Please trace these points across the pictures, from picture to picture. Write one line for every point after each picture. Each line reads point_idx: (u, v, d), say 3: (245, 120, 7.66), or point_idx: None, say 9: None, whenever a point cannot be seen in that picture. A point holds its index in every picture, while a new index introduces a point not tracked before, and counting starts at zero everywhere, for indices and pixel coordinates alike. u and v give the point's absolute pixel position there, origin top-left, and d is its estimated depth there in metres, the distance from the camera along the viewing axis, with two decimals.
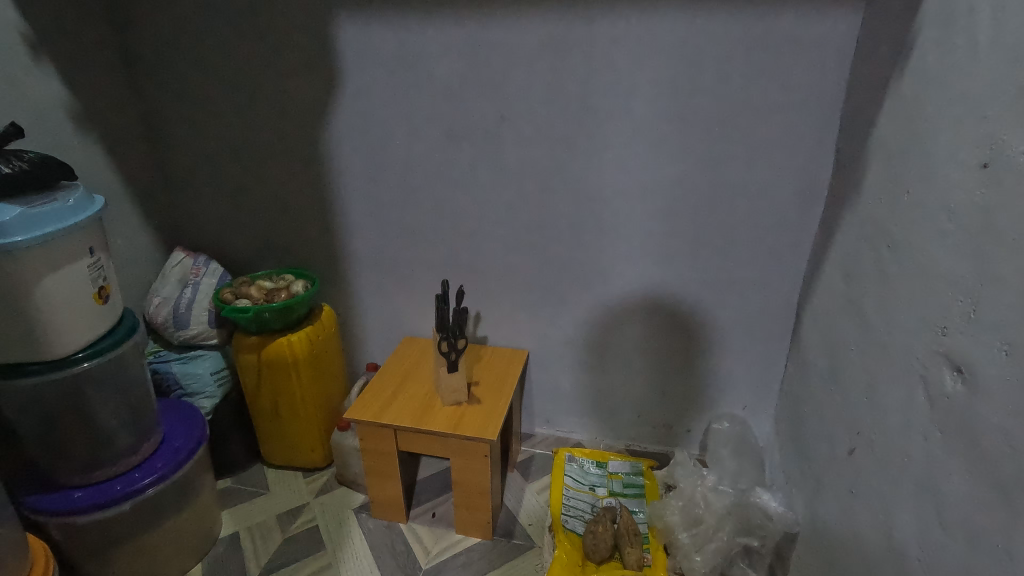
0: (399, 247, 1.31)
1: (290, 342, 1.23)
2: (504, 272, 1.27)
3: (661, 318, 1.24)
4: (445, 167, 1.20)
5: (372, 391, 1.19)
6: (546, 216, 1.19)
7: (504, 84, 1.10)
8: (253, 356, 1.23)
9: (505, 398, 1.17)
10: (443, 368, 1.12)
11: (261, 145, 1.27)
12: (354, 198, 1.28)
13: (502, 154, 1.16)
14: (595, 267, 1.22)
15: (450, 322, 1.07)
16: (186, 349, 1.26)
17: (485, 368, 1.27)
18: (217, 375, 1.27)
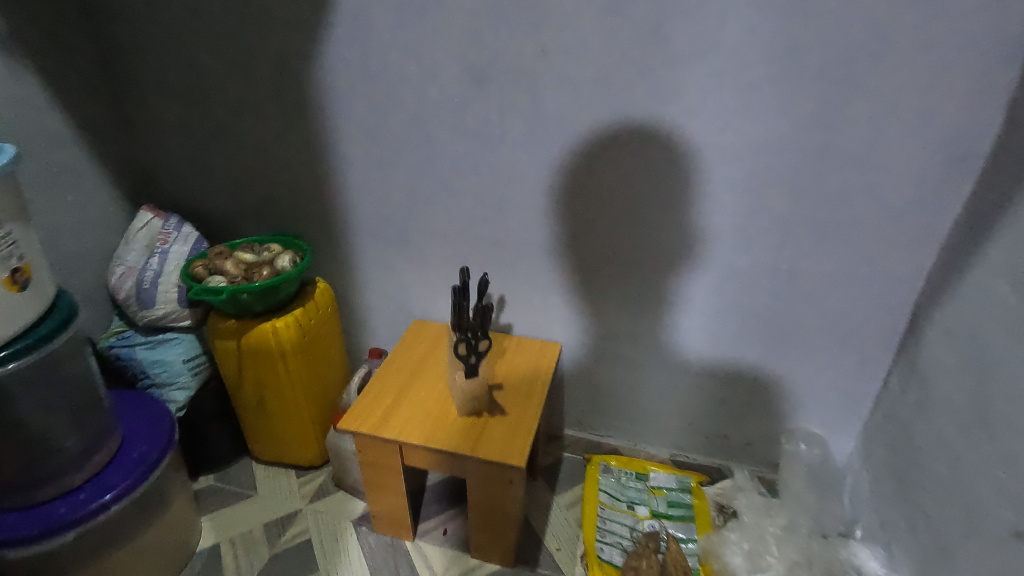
0: (409, 217, 1.07)
1: (275, 328, 1.01)
2: (538, 251, 1.03)
3: (733, 317, 1.00)
4: (467, 117, 0.94)
5: (373, 392, 0.98)
6: (596, 184, 0.94)
7: (547, 4, 0.82)
8: (232, 343, 1.02)
9: (535, 410, 0.95)
10: (459, 372, 0.90)
11: (238, 82, 1.01)
12: (354, 152, 1.03)
13: (543, 101, 0.89)
14: (653, 251, 0.97)
15: (469, 318, 0.84)
16: (154, 331, 1.05)
17: (510, 366, 1.05)
18: (192, 362, 1.06)
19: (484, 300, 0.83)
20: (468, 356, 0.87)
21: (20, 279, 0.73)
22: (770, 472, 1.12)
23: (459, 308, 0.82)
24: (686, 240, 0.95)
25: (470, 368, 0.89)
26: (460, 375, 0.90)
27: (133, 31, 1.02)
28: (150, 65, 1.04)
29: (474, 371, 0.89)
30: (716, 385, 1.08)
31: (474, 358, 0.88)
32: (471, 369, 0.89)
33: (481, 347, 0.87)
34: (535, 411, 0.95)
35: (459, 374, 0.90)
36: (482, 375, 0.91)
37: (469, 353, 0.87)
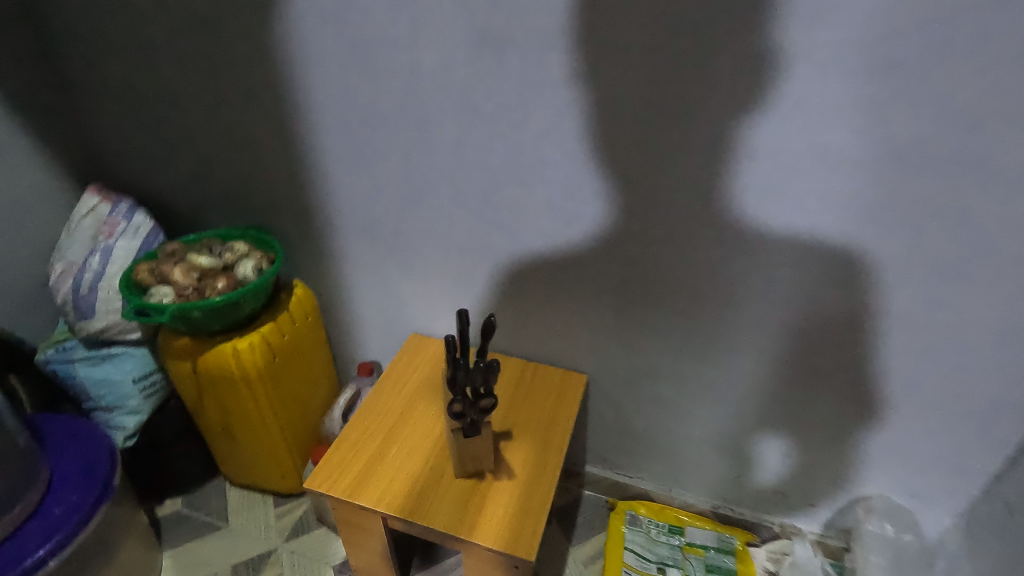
0: (402, 215, 0.84)
1: (236, 353, 0.83)
2: (565, 268, 0.80)
3: (814, 370, 0.76)
4: (476, 92, 0.69)
5: (353, 439, 0.80)
6: (647, 188, 0.69)
7: None
8: (186, 366, 0.85)
9: (552, 475, 0.76)
10: (455, 435, 0.70)
11: (184, 37, 0.78)
12: (332, 131, 0.79)
13: (581, 71, 0.64)
14: (719, 279, 0.73)
15: (467, 373, 0.64)
16: (98, 344, 0.88)
17: (524, 406, 0.85)
18: (146, 384, 0.90)
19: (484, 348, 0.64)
20: (468, 419, 0.67)
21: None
22: (837, 540, 0.92)
23: (452, 361, 0.63)
24: (764, 269, 0.70)
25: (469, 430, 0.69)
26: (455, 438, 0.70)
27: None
28: (75, 9, 0.81)
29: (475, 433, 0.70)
30: (782, 441, 0.86)
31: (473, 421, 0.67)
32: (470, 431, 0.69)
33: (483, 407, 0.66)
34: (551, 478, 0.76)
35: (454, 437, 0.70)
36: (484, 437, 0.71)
37: (469, 416, 0.66)
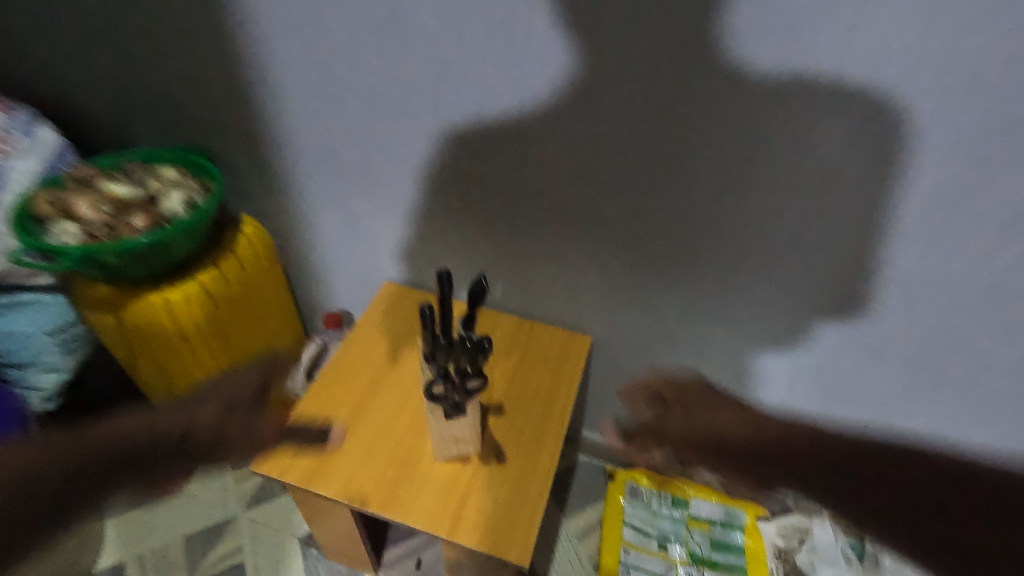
0: (370, 137, 0.66)
1: (168, 307, 0.68)
2: (576, 210, 0.64)
3: (873, 346, 0.62)
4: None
5: (315, 411, 0.67)
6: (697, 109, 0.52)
7: None
8: (109, 323, 0.69)
9: (550, 463, 0.64)
10: (434, 415, 0.58)
11: None
12: (273, 17, 0.59)
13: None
14: (770, 231, 0.58)
15: (450, 348, 0.50)
16: (3, 290, 0.72)
17: (519, 375, 0.72)
18: (64, 338, 0.75)
19: (472, 318, 0.50)
20: (451, 403, 0.53)
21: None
22: None
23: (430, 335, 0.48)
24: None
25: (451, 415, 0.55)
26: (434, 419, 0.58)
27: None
28: None
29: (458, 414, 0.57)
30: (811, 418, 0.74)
31: (454, 406, 0.53)
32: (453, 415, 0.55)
33: (469, 387, 0.52)
34: (550, 465, 0.64)
35: (433, 418, 0.58)
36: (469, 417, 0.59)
37: (450, 399, 0.52)
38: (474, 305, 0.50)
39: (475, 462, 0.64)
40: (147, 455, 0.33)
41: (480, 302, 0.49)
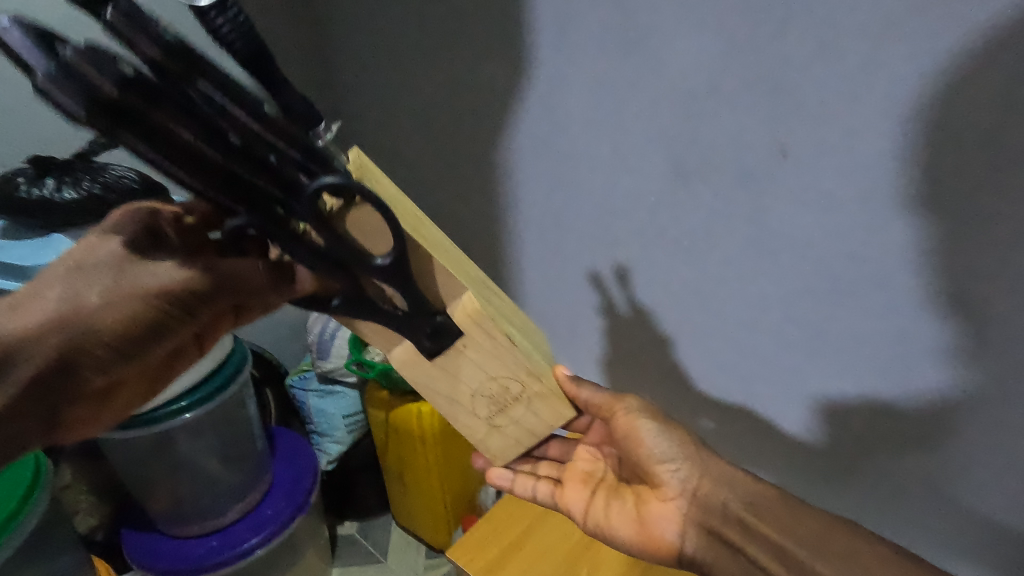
0: (577, 260, 0.86)
1: (418, 413, 0.95)
2: (749, 337, 0.74)
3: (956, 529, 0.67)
4: (674, 128, 0.65)
5: (501, 511, 0.86)
6: (846, 237, 0.59)
7: (826, 64, 0.53)
8: (381, 416, 1.00)
9: (666, 501, 0.60)
10: (481, 404, 0.53)
11: (436, 151, 0.93)
12: (519, 166, 0.83)
13: (795, 91, 0.56)
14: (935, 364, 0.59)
15: (198, 124, 0.31)
16: (327, 380, 1.07)
17: (594, 410, 0.64)
18: (351, 419, 1.08)
19: (245, 51, 0.34)
20: (319, 248, 0.38)
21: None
22: None
23: (112, 100, 0.27)
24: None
25: (434, 330, 0.46)
26: (471, 365, 0.50)
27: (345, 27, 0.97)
28: (369, 124, 1.03)
29: (426, 316, 0.45)
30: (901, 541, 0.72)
31: (355, 262, 0.40)
32: (430, 329, 0.46)
33: (356, 226, 0.40)
34: (666, 509, 0.60)
35: (462, 359, 0.49)
36: (498, 347, 0.50)
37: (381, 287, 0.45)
38: (215, 30, 0.33)
39: (545, 467, 0.70)
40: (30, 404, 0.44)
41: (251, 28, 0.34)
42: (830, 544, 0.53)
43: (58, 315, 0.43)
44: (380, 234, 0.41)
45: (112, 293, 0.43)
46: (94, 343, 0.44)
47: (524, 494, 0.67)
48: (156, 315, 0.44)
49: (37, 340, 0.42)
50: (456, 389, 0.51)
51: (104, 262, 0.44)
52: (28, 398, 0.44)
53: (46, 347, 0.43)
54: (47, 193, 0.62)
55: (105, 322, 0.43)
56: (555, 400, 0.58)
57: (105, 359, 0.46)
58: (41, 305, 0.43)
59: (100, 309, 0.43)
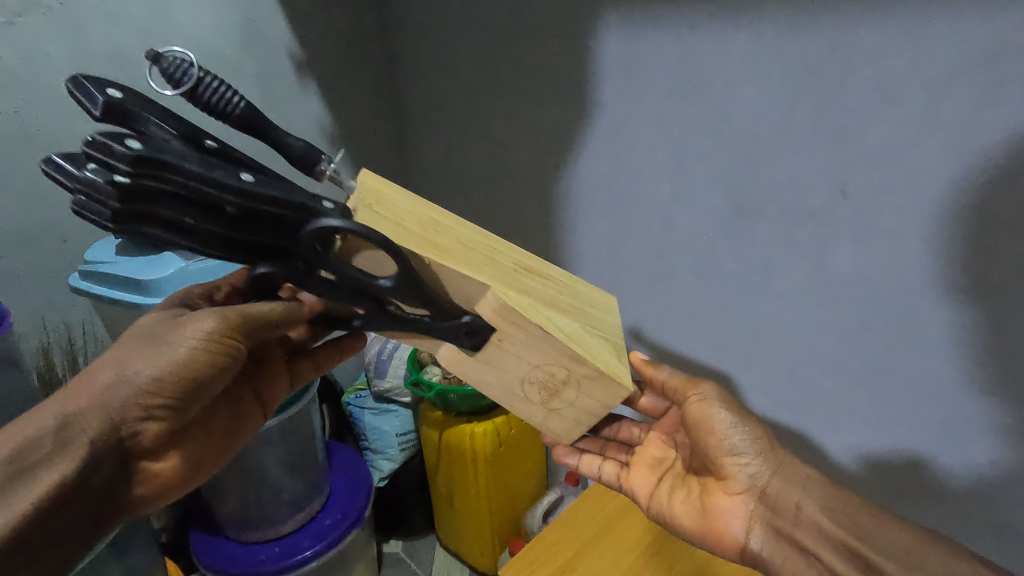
0: (630, 293, 0.89)
1: (472, 434, 0.99)
2: (803, 372, 0.76)
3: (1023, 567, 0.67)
4: (735, 168, 0.69)
5: (558, 529, 0.88)
6: (908, 274, 0.62)
7: (893, 113, 0.57)
8: (434, 436, 1.03)
9: (733, 495, 0.60)
10: (531, 392, 0.52)
11: (496, 186, 0.99)
12: (579, 200, 0.88)
13: (856, 136, 0.60)
14: (1001, 394, 0.61)
15: (190, 207, 0.37)
16: (382, 399, 1.12)
17: (670, 391, 0.70)
18: (403, 437, 1.13)
19: (240, 114, 0.42)
20: (331, 281, 0.42)
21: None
22: None
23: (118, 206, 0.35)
24: None
25: (468, 329, 0.47)
26: (514, 356, 0.50)
27: (413, 71, 1.04)
28: (430, 160, 1.10)
29: (452, 321, 0.47)
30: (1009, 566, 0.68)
31: (362, 288, 0.42)
32: (462, 332, 0.47)
33: (359, 254, 0.43)
34: (733, 504, 0.59)
35: (503, 351, 0.49)
36: (535, 337, 0.48)
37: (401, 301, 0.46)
38: (209, 103, 0.41)
39: (612, 450, 0.72)
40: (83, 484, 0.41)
41: (235, 96, 0.41)
42: (921, 559, 0.51)
43: (106, 384, 0.43)
44: (383, 259, 0.43)
45: (157, 352, 0.44)
46: (146, 402, 0.43)
47: (589, 473, 0.70)
48: (205, 363, 0.44)
49: (91, 409, 0.42)
50: (505, 378, 0.51)
51: (137, 335, 0.46)
52: (89, 471, 0.41)
53: (100, 414, 0.42)
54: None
55: (154, 378, 0.43)
56: (609, 381, 0.51)
57: (160, 418, 0.45)
58: (96, 382, 0.43)
59: (148, 361, 0.43)
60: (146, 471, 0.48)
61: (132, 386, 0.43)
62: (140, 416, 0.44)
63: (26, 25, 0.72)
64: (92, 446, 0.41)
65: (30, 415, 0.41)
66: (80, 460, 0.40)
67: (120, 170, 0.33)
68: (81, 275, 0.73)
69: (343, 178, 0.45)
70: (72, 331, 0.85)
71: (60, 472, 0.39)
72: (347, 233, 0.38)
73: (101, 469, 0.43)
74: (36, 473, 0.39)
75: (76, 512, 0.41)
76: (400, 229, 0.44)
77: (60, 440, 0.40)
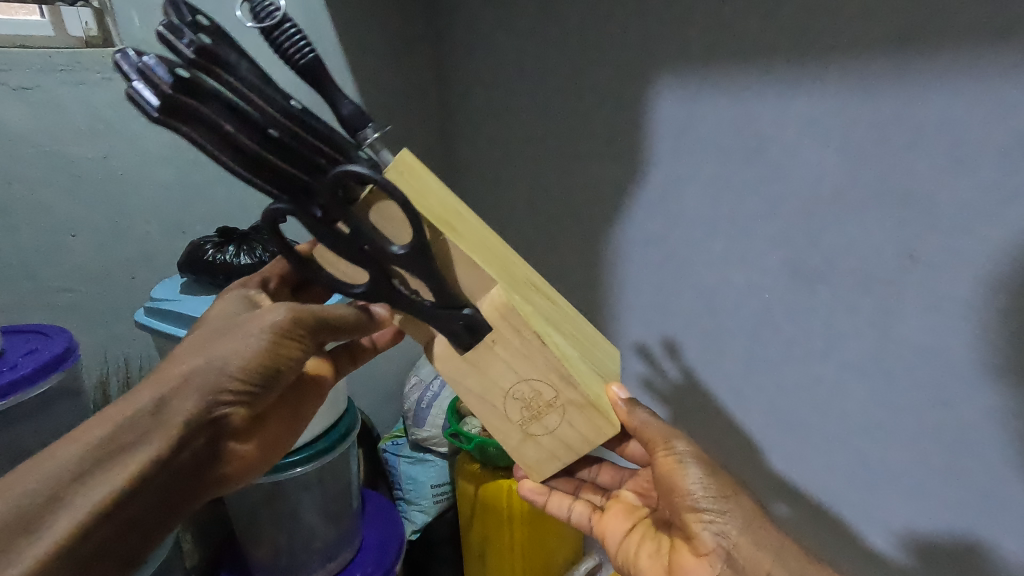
0: (677, 353, 0.86)
1: (510, 490, 0.96)
2: (863, 447, 0.71)
3: None
4: (793, 229, 0.68)
5: None
6: (988, 346, 0.58)
7: (961, 182, 0.55)
8: (469, 489, 1.00)
9: (700, 557, 0.54)
10: (513, 407, 0.49)
11: (541, 238, 1.00)
12: (627, 256, 0.87)
13: (926, 200, 0.58)
14: None
15: (233, 115, 0.35)
16: (418, 448, 1.11)
17: (641, 439, 0.59)
18: (437, 489, 1.11)
19: (306, 65, 0.40)
20: (343, 234, 0.40)
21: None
22: None
23: (169, 94, 0.33)
24: None
25: (465, 324, 0.45)
26: (501, 364, 0.47)
27: (467, 127, 1.08)
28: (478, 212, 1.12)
29: (451, 310, 0.44)
30: None
31: (373, 250, 0.41)
32: (458, 323, 0.44)
33: (378, 212, 0.41)
34: (701, 568, 0.53)
35: (493, 357, 0.47)
36: (530, 345, 0.46)
37: (405, 275, 0.44)
38: (282, 50, 0.39)
39: (586, 491, 0.70)
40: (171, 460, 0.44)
41: (309, 48, 0.40)
42: None
43: (195, 368, 0.46)
44: (400, 222, 0.42)
45: (241, 339, 0.47)
46: (230, 385, 0.46)
47: (559, 513, 0.68)
48: (282, 351, 0.48)
49: (183, 390, 0.45)
50: (485, 388, 0.48)
51: (217, 325, 0.50)
52: (180, 449, 0.45)
53: (192, 396, 0.45)
54: (226, 258, 0.73)
55: (239, 364, 0.46)
56: (595, 412, 0.50)
57: (243, 402, 0.48)
58: (183, 367, 0.46)
59: (232, 350, 0.46)
60: (227, 451, 0.51)
61: (217, 373, 0.46)
62: (226, 399, 0.46)
63: (121, 79, 0.79)
64: (184, 425, 0.45)
65: (130, 396, 0.44)
66: (168, 437, 0.44)
67: (183, 58, 0.34)
68: (146, 311, 0.76)
69: (380, 152, 0.44)
70: (129, 364, 0.88)
71: (158, 447, 0.43)
72: (375, 180, 0.38)
73: (189, 446, 0.46)
74: (136, 449, 0.42)
75: (163, 484, 0.45)
76: (425, 202, 0.43)
77: (156, 419, 0.44)
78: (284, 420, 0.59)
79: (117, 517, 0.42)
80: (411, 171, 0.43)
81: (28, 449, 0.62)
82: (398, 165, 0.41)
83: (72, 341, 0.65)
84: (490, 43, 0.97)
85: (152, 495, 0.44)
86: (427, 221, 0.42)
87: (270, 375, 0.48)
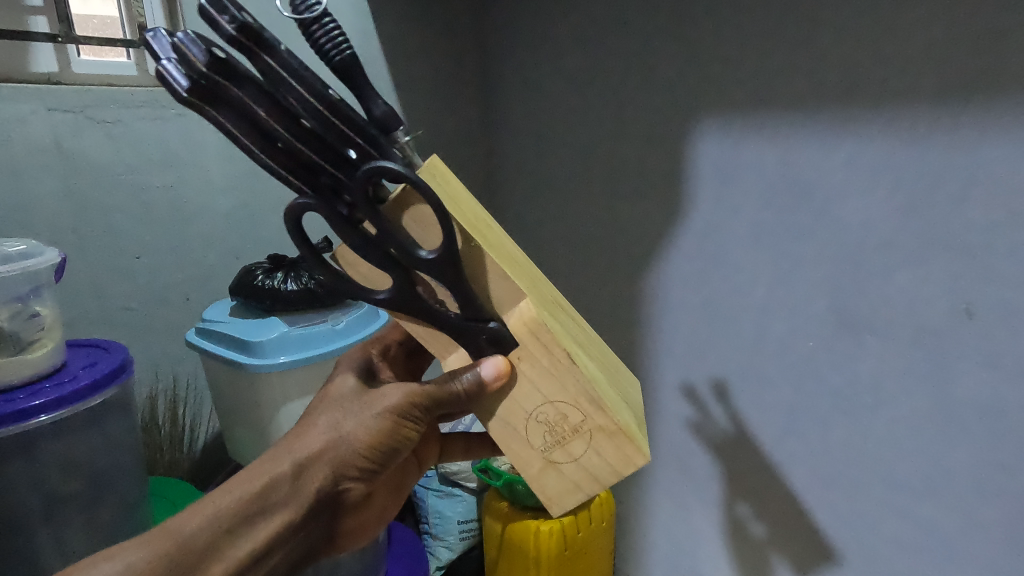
0: (714, 400, 0.84)
1: (538, 531, 0.93)
2: (915, 513, 0.66)
3: None
4: (838, 278, 0.66)
5: None
6: None
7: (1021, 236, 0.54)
8: (496, 527, 0.98)
9: None
10: (535, 431, 0.47)
11: (576, 277, 0.99)
12: (664, 298, 0.87)
13: (981, 254, 0.56)
14: None
15: (267, 101, 0.37)
16: (447, 482, 1.10)
17: None
18: (464, 525, 1.09)
19: (340, 61, 0.39)
20: (370, 236, 0.42)
21: (52, 363, 0.63)
22: None
23: (201, 73, 0.35)
24: None
25: (490, 338, 0.45)
26: (524, 382, 0.46)
27: (505, 168, 1.10)
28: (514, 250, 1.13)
29: (476, 323, 0.45)
30: None
31: (399, 253, 0.42)
32: (482, 336, 0.45)
33: (411, 215, 0.42)
34: None
35: (517, 374, 0.46)
36: (557, 364, 0.45)
37: (431, 282, 0.44)
38: (318, 44, 0.39)
39: None
40: (297, 527, 0.48)
41: (346, 43, 0.39)
42: None
43: (327, 441, 0.49)
44: (432, 227, 0.42)
45: (365, 415, 0.50)
46: (355, 463, 0.49)
47: None
48: (399, 433, 0.50)
49: (317, 462, 0.48)
50: (508, 409, 0.47)
51: (348, 396, 0.52)
52: (307, 516, 0.49)
53: (325, 469, 0.49)
54: (275, 284, 0.76)
55: (365, 442, 0.49)
56: (625, 440, 0.47)
57: (361, 479, 0.51)
58: (316, 435, 0.49)
59: (358, 425, 0.49)
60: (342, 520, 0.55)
61: (346, 449, 0.49)
62: (349, 475, 0.50)
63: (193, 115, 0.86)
64: (315, 496, 0.48)
65: (271, 458, 0.48)
66: (300, 507, 0.48)
67: (224, 34, 0.35)
68: (195, 332, 0.80)
69: (412, 153, 0.43)
70: (176, 383, 0.91)
71: (289, 514, 0.47)
72: (409, 180, 0.38)
73: (314, 515, 0.50)
74: (273, 513, 0.46)
75: (288, 548, 0.49)
76: (455, 205, 0.44)
77: (295, 485, 0.47)
78: (387, 492, 0.62)
79: (255, 569, 0.46)
80: (440, 175, 0.44)
81: (80, 459, 0.65)
82: (431, 168, 0.43)
83: (129, 357, 0.68)
84: (535, 86, 1.00)
85: (278, 557, 0.48)
86: (460, 228, 0.42)
87: (387, 454, 0.50)
